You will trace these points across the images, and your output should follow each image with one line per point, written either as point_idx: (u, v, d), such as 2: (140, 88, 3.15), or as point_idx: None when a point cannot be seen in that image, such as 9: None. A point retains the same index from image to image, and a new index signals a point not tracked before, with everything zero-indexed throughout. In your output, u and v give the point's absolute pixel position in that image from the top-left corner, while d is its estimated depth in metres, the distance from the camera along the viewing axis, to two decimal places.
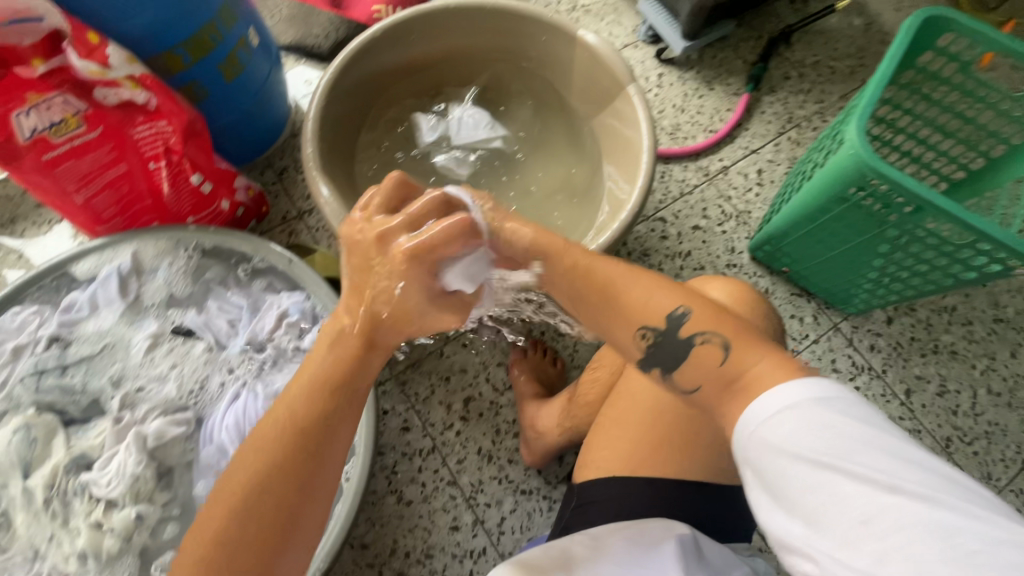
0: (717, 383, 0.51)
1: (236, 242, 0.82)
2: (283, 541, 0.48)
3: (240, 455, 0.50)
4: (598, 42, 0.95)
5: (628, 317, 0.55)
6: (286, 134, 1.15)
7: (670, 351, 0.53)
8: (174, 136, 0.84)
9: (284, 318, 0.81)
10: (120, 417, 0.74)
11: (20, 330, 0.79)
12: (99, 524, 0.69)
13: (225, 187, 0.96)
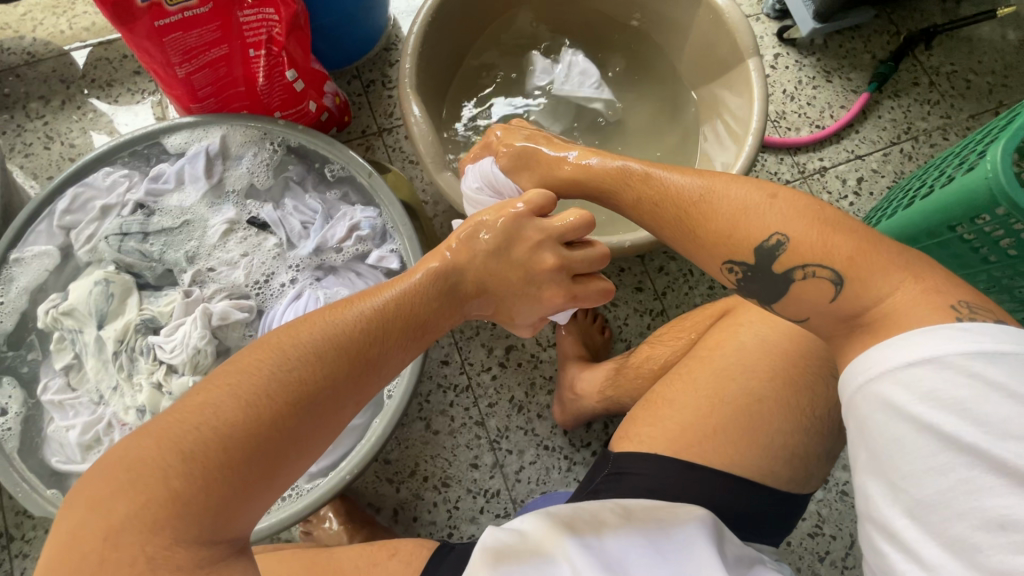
0: (828, 317, 0.53)
1: (321, 144, 0.82)
2: (307, 436, 0.46)
3: (311, 330, 0.50)
4: (727, 4, 0.88)
5: (729, 251, 0.57)
6: (379, 47, 1.12)
7: (771, 283, 0.56)
8: (278, 27, 0.83)
9: (354, 230, 0.82)
10: (190, 291, 0.77)
11: (111, 191, 0.82)
12: (159, 385, 0.73)
13: (315, 89, 0.95)
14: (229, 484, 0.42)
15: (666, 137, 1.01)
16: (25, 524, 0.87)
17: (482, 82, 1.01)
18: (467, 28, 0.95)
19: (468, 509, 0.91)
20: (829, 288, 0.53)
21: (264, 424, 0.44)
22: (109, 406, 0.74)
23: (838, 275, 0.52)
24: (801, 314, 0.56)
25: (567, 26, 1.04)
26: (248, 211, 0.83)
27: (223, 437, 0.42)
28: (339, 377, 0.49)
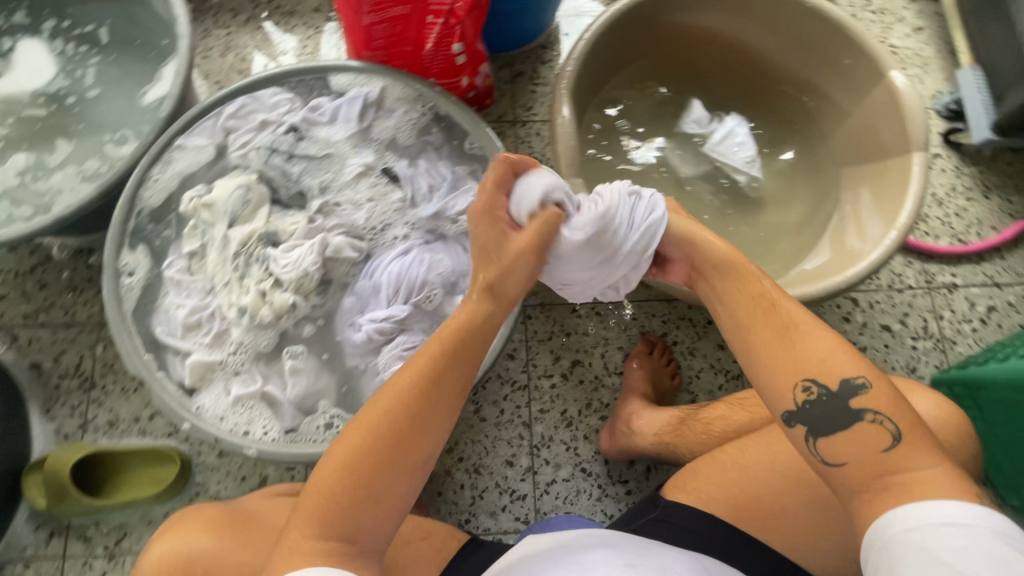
0: (870, 465, 0.50)
1: (468, 121, 0.85)
2: (407, 464, 0.52)
3: (392, 384, 0.55)
4: (908, 89, 0.84)
5: (802, 368, 0.52)
6: (537, 44, 1.15)
7: (832, 418, 0.51)
8: (462, 3, 0.85)
9: None
10: (315, 219, 0.82)
11: (274, 110, 0.90)
12: (264, 294, 0.78)
13: (472, 67, 0.99)
14: (339, 517, 0.51)
15: (796, 207, 0.97)
16: (110, 377, 0.96)
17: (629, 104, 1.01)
18: (635, 47, 0.96)
19: (491, 503, 0.92)
20: (885, 439, 0.50)
21: (368, 468, 0.51)
22: (217, 299, 0.80)
23: (898, 432, 0.50)
24: (841, 458, 0.52)
25: (731, 70, 1.02)
26: (383, 161, 0.88)
27: (333, 483, 0.51)
28: (410, 421, 0.53)
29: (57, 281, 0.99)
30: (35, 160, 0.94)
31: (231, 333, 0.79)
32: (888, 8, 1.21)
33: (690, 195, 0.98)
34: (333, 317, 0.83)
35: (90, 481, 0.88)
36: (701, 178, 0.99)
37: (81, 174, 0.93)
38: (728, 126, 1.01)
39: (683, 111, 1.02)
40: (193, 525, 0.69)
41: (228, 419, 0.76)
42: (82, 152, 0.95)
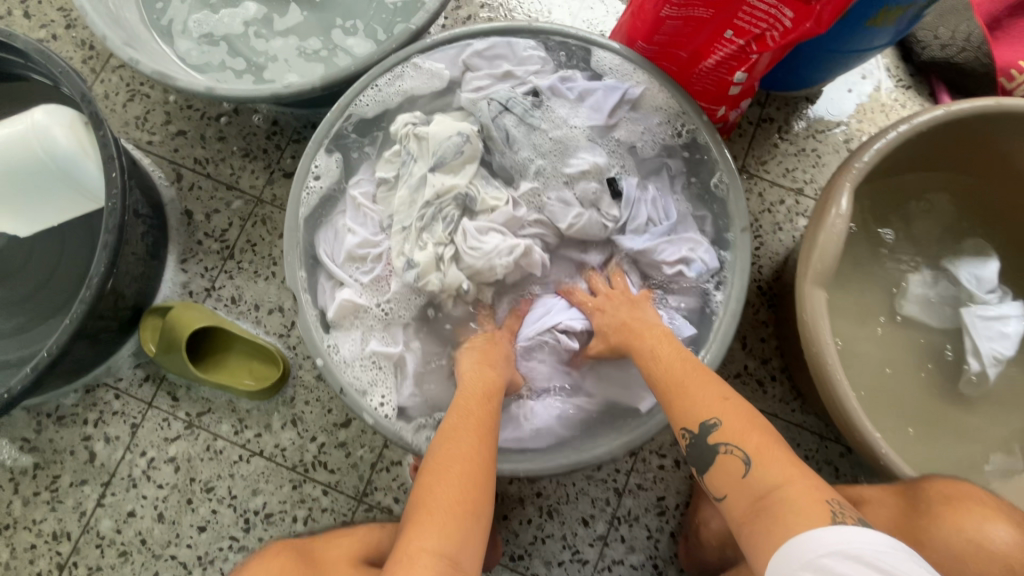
0: (745, 495, 0.53)
1: (723, 164, 0.74)
2: (486, 473, 0.58)
3: (449, 428, 0.62)
4: None
5: (680, 415, 0.61)
6: (803, 95, 1.00)
7: (704, 456, 0.58)
8: (778, 33, 0.72)
9: (686, 262, 0.75)
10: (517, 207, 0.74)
11: (524, 65, 0.82)
12: (439, 259, 0.71)
13: (735, 101, 0.85)
14: (451, 525, 0.52)
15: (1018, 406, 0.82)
16: (248, 255, 0.94)
17: (892, 213, 0.86)
18: (918, 154, 0.81)
19: (551, 552, 0.86)
20: (737, 465, 0.55)
21: (451, 483, 0.55)
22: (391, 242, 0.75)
23: (746, 457, 0.55)
24: (721, 490, 0.56)
25: (1001, 210, 0.85)
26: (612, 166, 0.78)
27: (431, 498, 0.54)
28: (474, 437, 0.60)
29: (235, 140, 0.97)
30: (264, 14, 0.89)
31: (391, 283, 0.74)
32: None
33: (901, 343, 0.84)
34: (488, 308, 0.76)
35: (197, 349, 0.88)
36: (926, 332, 0.84)
37: (301, 49, 0.88)
38: (1005, 311, 0.81)
39: (946, 253, 0.86)
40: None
41: (356, 372, 0.71)
42: (310, 24, 0.89)
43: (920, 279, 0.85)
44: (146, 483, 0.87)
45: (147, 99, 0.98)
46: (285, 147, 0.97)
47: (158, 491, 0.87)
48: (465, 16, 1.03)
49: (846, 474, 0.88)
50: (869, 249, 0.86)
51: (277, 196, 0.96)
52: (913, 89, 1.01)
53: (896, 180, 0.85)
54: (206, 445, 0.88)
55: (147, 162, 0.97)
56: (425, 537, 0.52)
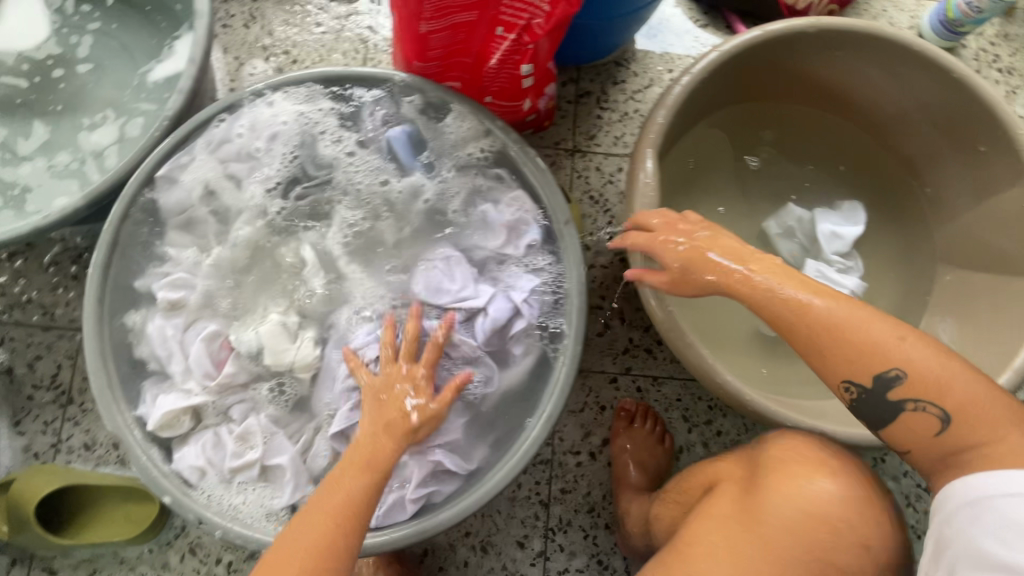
0: (931, 451, 0.53)
1: (516, 146, 0.70)
2: (355, 522, 0.53)
3: (341, 473, 0.55)
4: None
5: (846, 368, 0.54)
6: (611, 60, 1.00)
7: (875, 408, 0.54)
8: (542, 19, 0.71)
9: (511, 290, 0.70)
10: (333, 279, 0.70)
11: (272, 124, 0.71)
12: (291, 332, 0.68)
13: (537, 89, 0.84)
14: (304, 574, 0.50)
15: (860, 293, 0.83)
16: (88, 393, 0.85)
17: (710, 154, 0.89)
18: (767, 78, 0.83)
19: None
20: (936, 424, 0.52)
21: (312, 531, 0.52)
22: (201, 321, 0.68)
23: (946, 413, 0.52)
24: (904, 440, 0.55)
25: (859, 144, 0.90)
26: (443, 196, 0.74)
27: (314, 542, 0.51)
28: (355, 484, 0.54)
29: (36, 276, 0.88)
30: (9, 139, 0.81)
31: (226, 364, 0.66)
32: (1018, 67, 1.04)
33: None
34: (330, 371, 0.68)
35: (57, 514, 0.79)
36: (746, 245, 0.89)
37: (55, 168, 0.79)
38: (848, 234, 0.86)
39: (752, 181, 0.92)
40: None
41: (221, 496, 0.65)
42: (60, 138, 0.81)
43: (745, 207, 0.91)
44: None
45: None
46: None
47: None
48: (243, 74, 0.97)
49: None
50: (694, 189, 0.89)
51: None
52: (711, 26, 1.03)
53: (766, 106, 0.89)
54: None
55: None
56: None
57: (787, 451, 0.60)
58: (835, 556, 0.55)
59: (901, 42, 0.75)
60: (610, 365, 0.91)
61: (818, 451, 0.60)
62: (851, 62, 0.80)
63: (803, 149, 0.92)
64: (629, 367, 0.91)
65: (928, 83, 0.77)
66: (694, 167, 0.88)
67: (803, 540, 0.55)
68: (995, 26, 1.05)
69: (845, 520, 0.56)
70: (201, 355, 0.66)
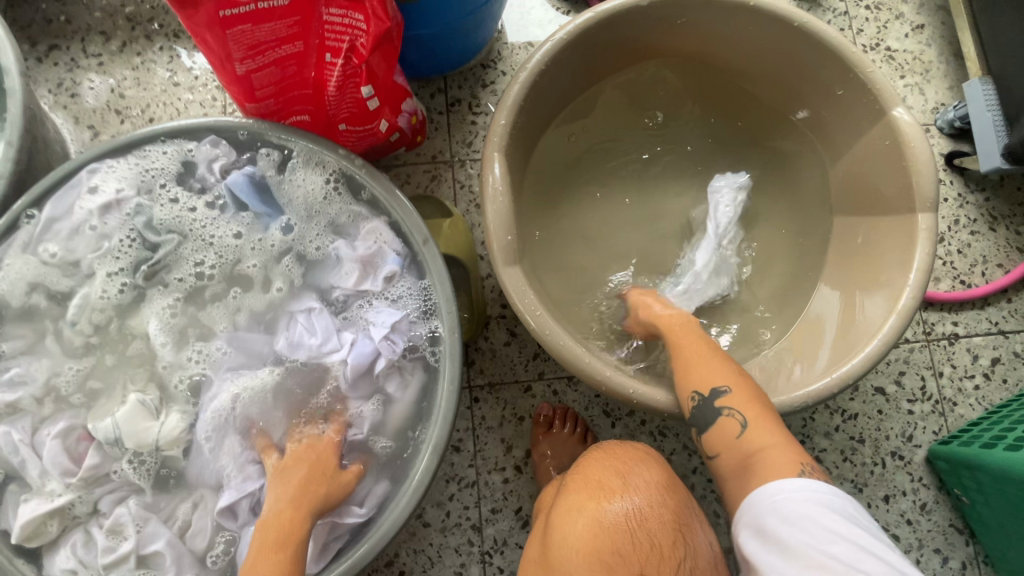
0: (735, 454, 0.61)
1: (360, 172, 0.68)
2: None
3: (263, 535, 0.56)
4: (911, 126, 0.70)
5: (690, 382, 0.65)
6: (476, 62, 0.98)
7: (702, 417, 0.64)
8: (364, 38, 0.70)
9: (376, 323, 0.66)
10: (191, 344, 0.67)
11: (99, 191, 0.68)
12: (155, 410, 0.65)
13: (390, 107, 0.81)
14: None
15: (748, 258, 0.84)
16: None
17: (582, 143, 0.88)
18: (623, 55, 0.81)
19: None
20: (735, 428, 0.62)
21: None
22: (59, 415, 0.65)
23: (746, 421, 0.61)
24: (718, 448, 0.63)
25: (735, 106, 0.89)
26: (298, 241, 0.70)
27: None
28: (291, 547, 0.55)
29: None
30: None
31: (87, 457, 0.63)
32: (885, 0, 1.04)
33: (618, 258, 0.87)
34: (204, 438, 0.65)
35: None
36: (632, 229, 0.88)
37: None
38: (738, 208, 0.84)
39: (634, 161, 0.90)
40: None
41: None
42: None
43: (624, 189, 0.89)
44: None
45: None
46: None
47: None
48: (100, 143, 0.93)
49: None
50: (568, 181, 0.87)
51: None
52: (573, 12, 1.01)
53: (632, 83, 0.87)
54: None
55: None
56: None
57: (589, 478, 0.59)
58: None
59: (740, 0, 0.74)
60: (523, 373, 0.88)
61: (620, 476, 0.58)
62: (698, 26, 0.78)
63: (681, 123, 0.90)
64: (542, 370, 0.88)
65: (781, 36, 0.76)
66: (567, 156, 0.87)
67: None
68: None
69: (654, 542, 0.54)
70: (56, 453, 0.63)
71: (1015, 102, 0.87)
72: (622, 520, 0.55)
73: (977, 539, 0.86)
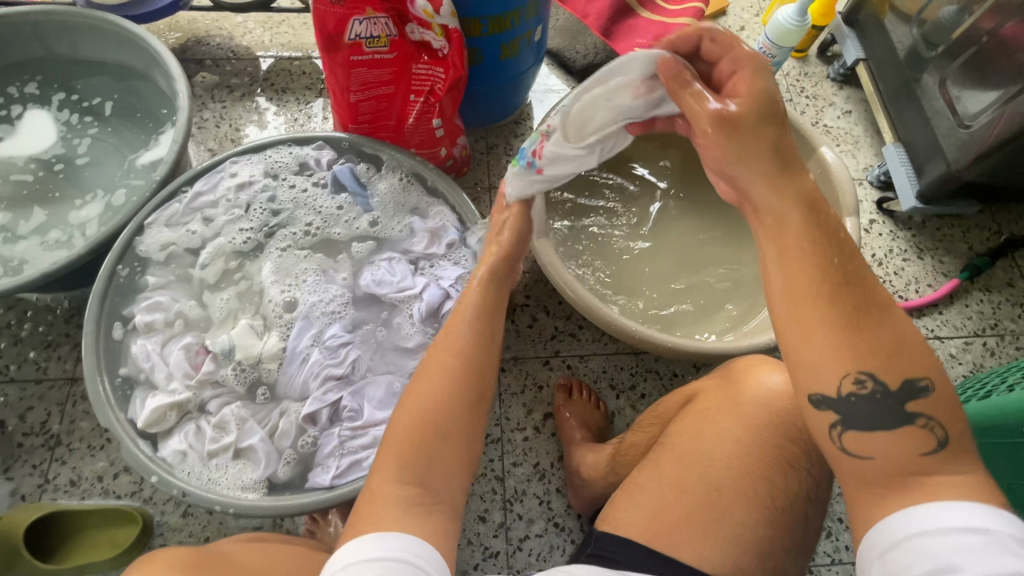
0: (900, 464, 0.48)
1: (430, 172, 0.92)
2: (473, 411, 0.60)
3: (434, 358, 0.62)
4: (835, 162, 0.96)
5: (872, 362, 0.48)
6: (511, 120, 1.28)
7: (880, 412, 0.48)
8: (441, 84, 0.96)
9: (438, 279, 0.87)
10: (293, 287, 0.87)
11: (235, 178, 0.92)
12: (258, 334, 0.83)
13: (450, 139, 1.07)
14: (412, 456, 0.56)
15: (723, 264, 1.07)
16: (74, 434, 0.94)
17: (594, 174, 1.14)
18: None
19: (463, 561, 0.90)
20: (927, 444, 0.47)
21: (429, 416, 0.58)
22: (183, 335, 0.84)
23: (947, 438, 0.47)
24: (867, 452, 0.49)
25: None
26: (381, 221, 0.93)
27: (420, 422, 0.58)
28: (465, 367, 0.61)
29: (32, 338, 1.00)
30: (11, 221, 1.00)
31: (204, 364, 0.80)
32: (820, 93, 1.37)
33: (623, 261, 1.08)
34: (293, 356, 0.82)
35: (43, 545, 0.85)
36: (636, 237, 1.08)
37: (45, 243, 0.99)
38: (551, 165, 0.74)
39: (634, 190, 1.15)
40: (162, 560, 0.59)
41: (200, 472, 0.75)
42: (53, 219, 1.01)
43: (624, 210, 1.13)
44: None
45: None
46: None
47: None
48: None
49: (667, 371, 1.05)
50: None
51: None
52: None
53: None
54: None
55: None
56: (387, 477, 0.55)
57: (744, 366, 0.74)
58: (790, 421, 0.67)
59: None
60: (542, 350, 1.05)
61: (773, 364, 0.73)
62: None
63: None
64: (558, 349, 1.06)
65: None
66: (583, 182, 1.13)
67: (758, 409, 0.68)
68: (796, 68, 1.40)
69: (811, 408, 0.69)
70: (181, 360, 0.80)
71: (920, 159, 1.15)
72: (778, 385, 0.70)
73: None
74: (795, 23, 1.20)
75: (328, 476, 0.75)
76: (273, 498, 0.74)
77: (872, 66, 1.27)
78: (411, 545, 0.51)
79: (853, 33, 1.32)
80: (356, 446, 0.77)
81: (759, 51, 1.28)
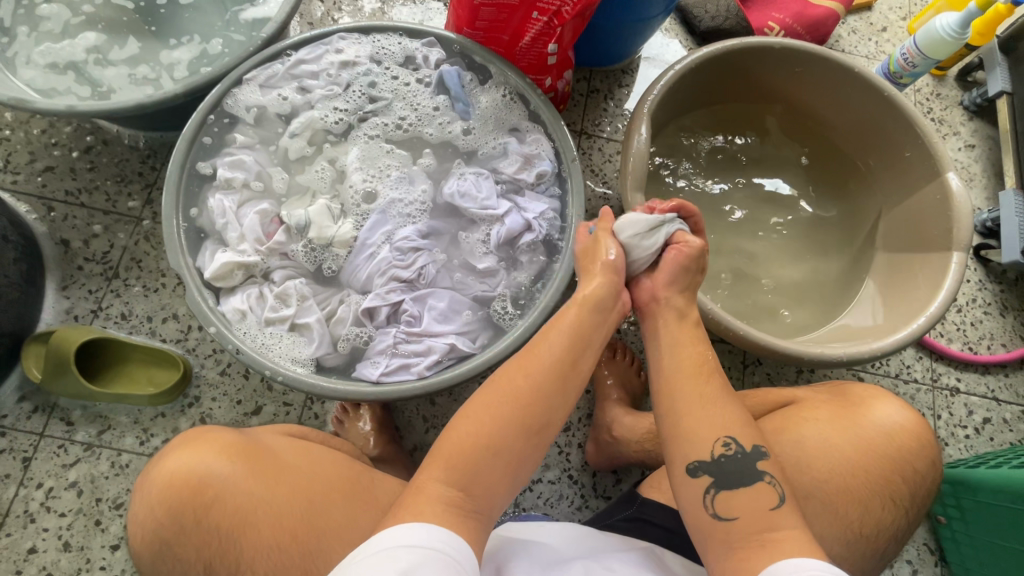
0: (755, 522, 0.50)
1: (535, 95, 0.87)
2: (539, 435, 0.56)
3: (512, 368, 0.59)
4: (959, 190, 0.89)
5: (715, 432, 0.55)
6: (620, 67, 1.21)
7: (737, 475, 0.53)
8: (569, 7, 0.80)
9: (522, 208, 0.84)
10: (376, 180, 0.85)
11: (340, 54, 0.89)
12: (333, 217, 0.82)
13: (559, 70, 0.94)
14: (472, 457, 0.52)
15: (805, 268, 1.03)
16: (131, 271, 0.96)
17: (694, 141, 1.08)
18: (746, 83, 1.04)
19: None
20: (770, 499, 0.52)
21: (500, 427, 0.54)
22: (260, 201, 0.83)
23: (784, 494, 0.52)
24: (732, 512, 0.52)
25: (820, 157, 1.09)
26: (476, 140, 0.90)
27: (488, 424, 0.54)
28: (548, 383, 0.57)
29: (106, 169, 1.00)
30: (103, 45, 0.98)
31: (276, 234, 0.80)
32: (947, 119, 1.27)
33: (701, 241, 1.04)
34: (362, 248, 0.81)
35: (88, 368, 0.88)
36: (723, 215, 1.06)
37: (133, 76, 0.97)
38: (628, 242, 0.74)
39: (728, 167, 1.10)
40: (210, 447, 0.63)
41: (255, 336, 0.75)
42: (145, 55, 0.99)
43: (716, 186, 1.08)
44: (46, 515, 0.84)
45: (7, 143, 1.00)
46: (160, 168, 1.01)
47: (61, 520, 0.84)
48: None
49: None
50: (674, 167, 1.07)
51: (157, 212, 0.99)
52: None
53: (745, 111, 1.10)
54: (111, 461, 0.87)
55: (11, 200, 0.97)
56: (437, 472, 0.52)
57: (860, 392, 0.70)
58: (905, 459, 0.64)
59: (846, 64, 0.96)
60: None
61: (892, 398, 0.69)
62: (810, 79, 1.01)
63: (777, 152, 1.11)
64: None
65: (871, 99, 0.97)
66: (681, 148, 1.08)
67: (875, 438, 0.65)
68: (929, 86, 1.29)
69: (927, 454, 0.65)
70: (255, 224, 0.80)
71: None
72: (898, 422, 0.66)
73: (945, 562, 0.97)
74: (952, 34, 1.09)
75: (376, 371, 0.74)
76: (320, 377, 0.73)
77: (1016, 103, 1.17)
78: (444, 538, 0.47)
79: (1006, 63, 1.21)
80: (408, 351, 0.76)
81: (900, 56, 1.18)
